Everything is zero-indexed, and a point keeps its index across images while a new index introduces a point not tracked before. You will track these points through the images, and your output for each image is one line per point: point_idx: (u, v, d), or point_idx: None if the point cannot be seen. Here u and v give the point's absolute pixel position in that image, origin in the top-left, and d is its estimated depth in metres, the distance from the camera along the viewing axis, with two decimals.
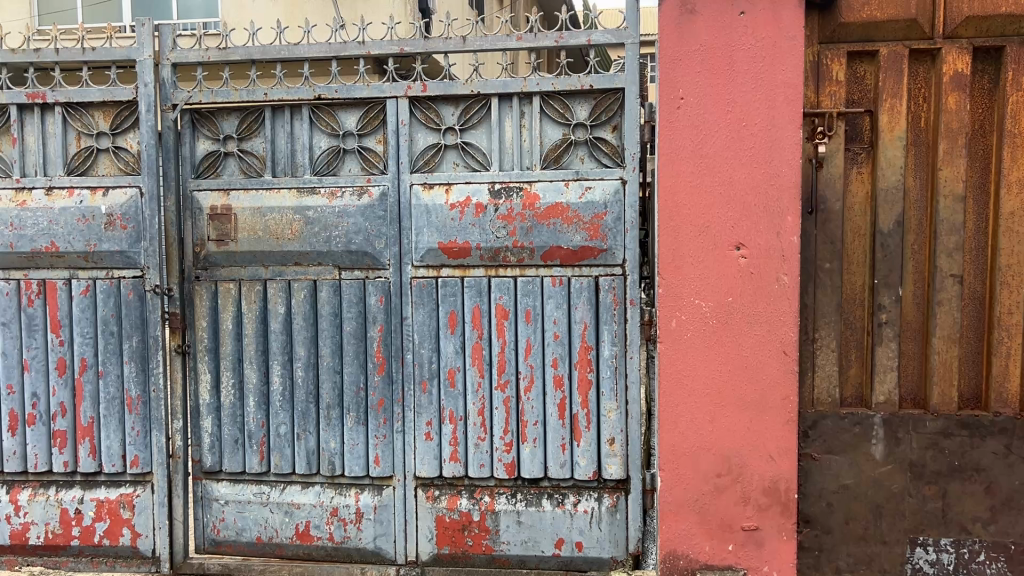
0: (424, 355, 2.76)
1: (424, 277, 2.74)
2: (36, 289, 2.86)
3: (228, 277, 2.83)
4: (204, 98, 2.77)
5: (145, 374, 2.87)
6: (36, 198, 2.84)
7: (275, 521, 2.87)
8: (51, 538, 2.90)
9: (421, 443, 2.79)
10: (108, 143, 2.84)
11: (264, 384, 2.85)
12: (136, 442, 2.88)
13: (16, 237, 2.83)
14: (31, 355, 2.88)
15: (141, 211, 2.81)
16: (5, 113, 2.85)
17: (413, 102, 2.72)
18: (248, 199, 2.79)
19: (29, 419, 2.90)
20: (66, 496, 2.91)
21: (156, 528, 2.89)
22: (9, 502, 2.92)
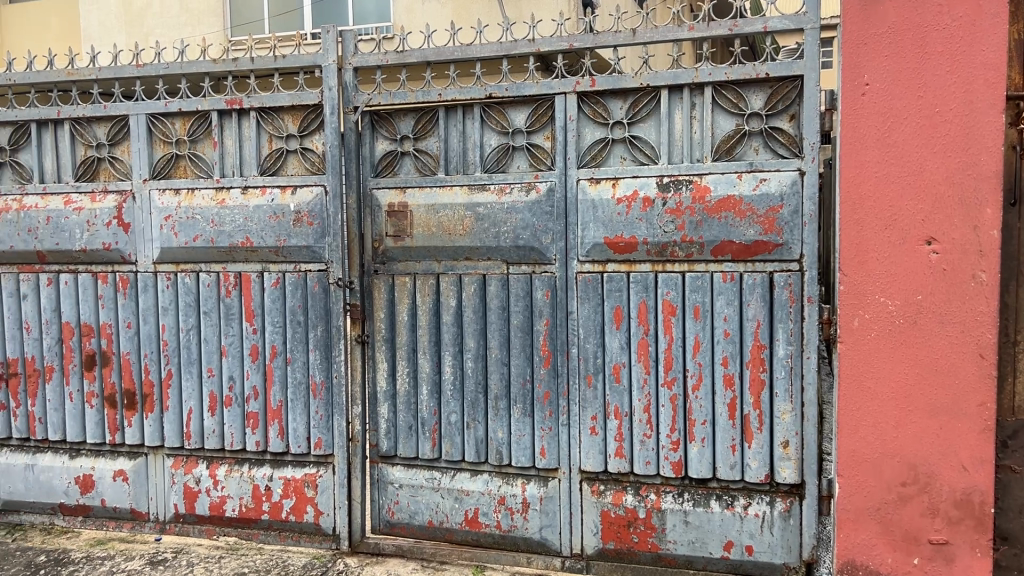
0: (590, 349, 2.77)
1: (590, 272, 2.75)
2: (233, 280, 3.10)
3: (404, 271, 2.95)
4: (383, 99, 2.90)
5: (328, 362, 3.05)
6: (234, 197, 3.07)
7: (445, 507, 2.97)
8: (245, 511, 3.15)
9: (586, 437, 2.80)
10: (296, 144, 3.03)
11: (436, 374, 2.95)
12: (320, 425, 3.06)
13: (216, 233, 3.08)
14: (229, 342, 3.13)
15: (326, 208, 2.98)
16: (208, 119, 3.11)
17: (582, 97, 2.72)
18: (423, 196, 2.89)
19: (226, 401, 3.15)
20: (258, 473, 3.14)
21: (337, 507, 3.07)
22: (209, 476, 3.19)
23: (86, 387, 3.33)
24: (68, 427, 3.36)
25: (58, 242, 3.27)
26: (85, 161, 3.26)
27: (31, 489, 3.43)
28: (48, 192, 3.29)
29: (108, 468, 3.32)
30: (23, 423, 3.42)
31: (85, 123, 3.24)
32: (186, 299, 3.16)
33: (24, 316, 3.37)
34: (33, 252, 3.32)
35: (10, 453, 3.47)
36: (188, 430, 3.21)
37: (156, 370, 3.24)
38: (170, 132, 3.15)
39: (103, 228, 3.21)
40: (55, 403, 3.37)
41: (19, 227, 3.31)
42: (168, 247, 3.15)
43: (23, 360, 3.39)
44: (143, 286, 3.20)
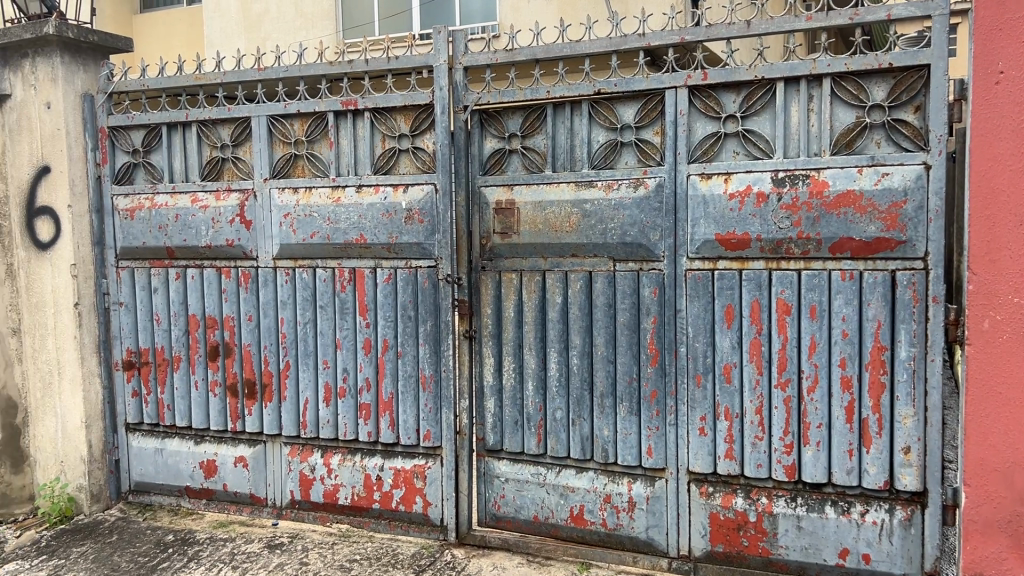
0: (699, 348, 2.73)
1: (700, 269, 2.70)
2: (348, 276, 3.20)
3: (511, 268, 2.98)
4: (492, 98, 2.93)
5: (437, 356, 3.11)
6: (349, 195, 3.17)
7: (551, 503, 2.98)
8: (357, 499, 3.25)
9: (695, 438, 2.76)
10: (408, 143, 3.10)
11: (542, 370, 2.97)
12: (429, 417, 3.13)
13: (332, 231, 3.19)
14: (343, 335, 3.23)
15: (436, 206, 3.03)
16: (324, 120, 3.21)
17: (693, 91, 2.68)
18: (530, 193, 2.90)
19: (340, 392, 3.26)
20: (369, 463, 3.23)
21: (445, 499, 3.12)
22: (323, 465, 3.31)
23: (210, 376, 3.50)
24: (194, 414, 3.55)
25: (186, 239, 3.45)
26: (210, 161, 3.43)
27: (160, 472, 3.64)
28: (177, 192, 3.48)
29: (230, 454, 3.49)
30: (153, 409, 3.63)
31: (210, 125, 3.41)
32: (304, 294, 3.28)
33: (155, 309, 3.58)
34: (163, 248, 3.52)
35: (141, 437, 3.69)
36: (304, 419, 3.33)
37: (275, 361, 3.37)
38: (289, 132, 3.27)
39: (227, 225, 3.37)
40: (182, 391, 3.56)
41: (151, 224, 3.52)
42: (287, 244, 3.28)
43: (154, 350, 3.60)
44: (264, 280, 3.35)
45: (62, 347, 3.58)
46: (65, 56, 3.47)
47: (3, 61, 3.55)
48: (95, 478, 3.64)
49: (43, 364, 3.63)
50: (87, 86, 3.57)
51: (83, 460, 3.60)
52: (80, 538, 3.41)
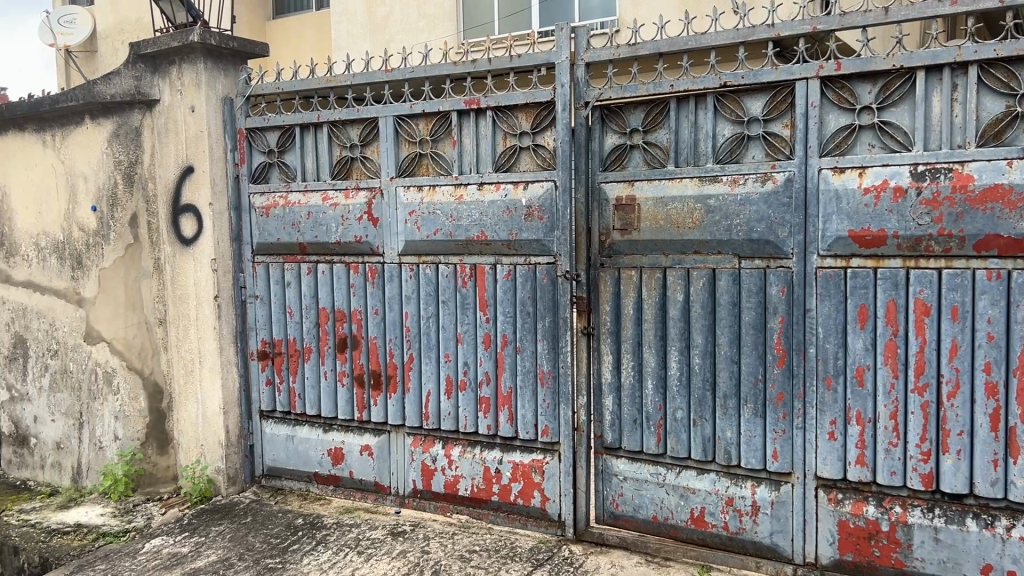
0: (830, 350, 2.63)
1: (832, 267, 2.60)
2: (469, 272, 3.26)
3: (631, 264, 2.95)
4: (614, 94, 2.91)
5: (555, 352, 3.12)
6: (471, 192, 3.22)
7: (671, 503, 2.94)
8: (476, 491, 3.31)
9: (824, 442, 2.67)
10: (529, 141, 3.11)
11: (662, 369, 2.93)
12: (547, 413, 3.14)
13: (454, 228, 3.25)
14: (464, 329, 3.29)
15: (556, 202, 3.04)
16: (448, 119, 3.27)
17: (826, 82, 2.58)
18: (652, 189, 2.87)
19: (461, 385, 3.32)
20: (488, 456, 3.28)
21: (563, 494, 3.13)
22: (444, 456, 3.38)
23: (338, 367, 3.63)
24: (323, 403, 3.70)
25: (317, 235, 3.60)
26: (340, 160, 3.56)
27: (290, 457, 3.81)
28: (309, 190, 3.63)
29: (356, 443, 3.62)
30: (285, 397, 3.81)
31: (340, 125, 3.53)
32: (427, 289, 3.36)
33: (287, 301, 3.74)
34: (295, 244, 3.67)
35: (274, 424, 3.87)
36: (426, 411, 3.42)
37: (399, 354, 3.47)
38: (415, 132, 3.35)
39: (355, 223, 3.50)
40: (312, 380, 3.72)
41: (285, 221, 3.68)
42: (411, 240, 3.36)
43: (286, 341, 3.77)
44: (389, 276, 3.45)
45: (203, 338, 3.80)
46: (208, 62, 3.68)
47: (153, 68, 3.80)
48: (232, 462, 3.85)
49: (186, 353, 3.86)
50: (228, 90, 3.77)
51: (221, 444, 3.81)
52: (218, 518, 3.61)
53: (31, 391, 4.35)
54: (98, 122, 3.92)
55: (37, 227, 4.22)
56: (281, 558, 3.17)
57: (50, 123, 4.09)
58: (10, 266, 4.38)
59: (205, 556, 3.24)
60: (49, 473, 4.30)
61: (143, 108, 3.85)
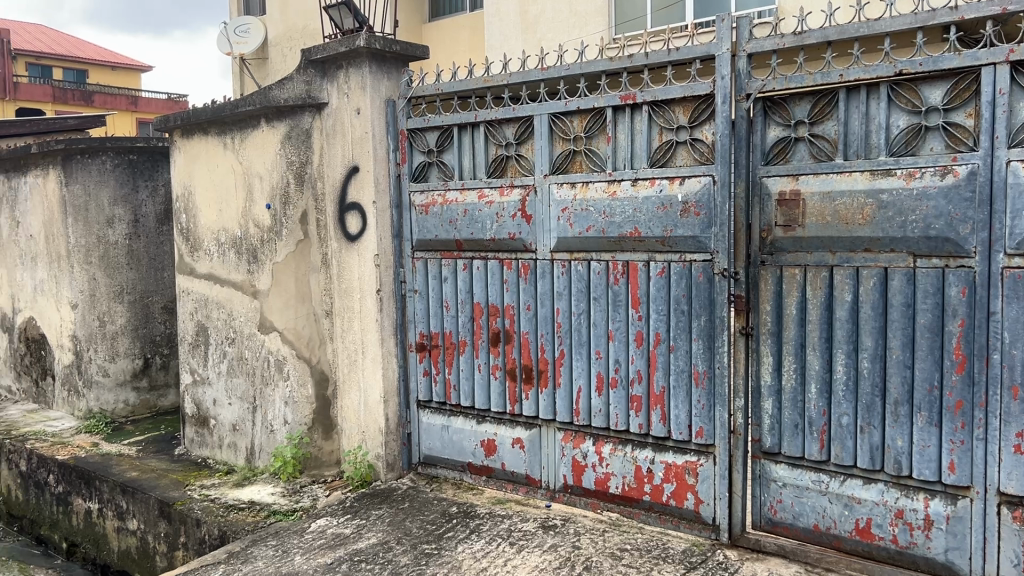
0: (1017, 357, 2.44)
1: (1021, 267, 2.41)
2: (622, 269, 3.24)
3: (793, 263, 2.84)
4: (778, 85, 2.81)
5: (712, 352, 3.04)
6: (625, 188, 3.20)
7: (834, 512, 2.81)
8: (628, 489, 3.29)
9: (1008, 457, 2.47)
10: (686, 135, 3.06)
11: (826, 372, 2.81)
12: (702, 414, 3.08)
13: (607, 224, 3.24)
14: (616, 327, 3.28)
15: (713, 198, 2.97)
16: (603, 116, 3.26)
17: (1016, 68, 2.39)
18: (818, 183, 2.76)
19: (613, 382, 3.31)
20: (640, 455, 3.26)
21: (717, 498, 3.06)
22: (595, 453, 3.39)
23: (492, 360, 3.71)
24: (477, 395, 3.78)
25: (473, 232, 3.69)
26: (496, 158, 3.62)
27: (445, 447, 3.93)
28: (466, 188, 3.71)
29: (508, 435, 3.68)
30: (441, 388, 3.92)
31: (497, 124, 3.60)
32: (579, 286, 3.37)
33: (444, 296, 3.85)
34: (452, 240, 3.78)
35: (430, 414, 4.00)
36: (578, 407, 3.43)
37: (551, 349, 3.50)
38: (569, 129, 3.36)
39: (509, 220, 3.55)
40: (467, 373, 3.81)
41: (442, 218, 3.79)
42: (564, 237, 3.38)
43: (443, 334, 3.89)
44: (542, 272, 3.48)
45: (366, 330, 3.97)
46: (373, 65, 3.84)
47: (322, 72, 4.01)
48: (391, 449, 4.01)
49: (349, 343, 4.05)
50: (390, 93, 3.92)
51: (381, 431, 3.98)
52: (378, 502, 3.77)
53: (212, 375, 4.69)
54: (273, 125, 4.17)
55: (218, 224, 4.55)
56: (437, 544, 3.27)
57: (231, 127, 4.40)
58: (194, 259, 4.74)
59: (366, 538, 3.39)
60: (226, 453, 4.64)
61: (313, 111, 4.07)
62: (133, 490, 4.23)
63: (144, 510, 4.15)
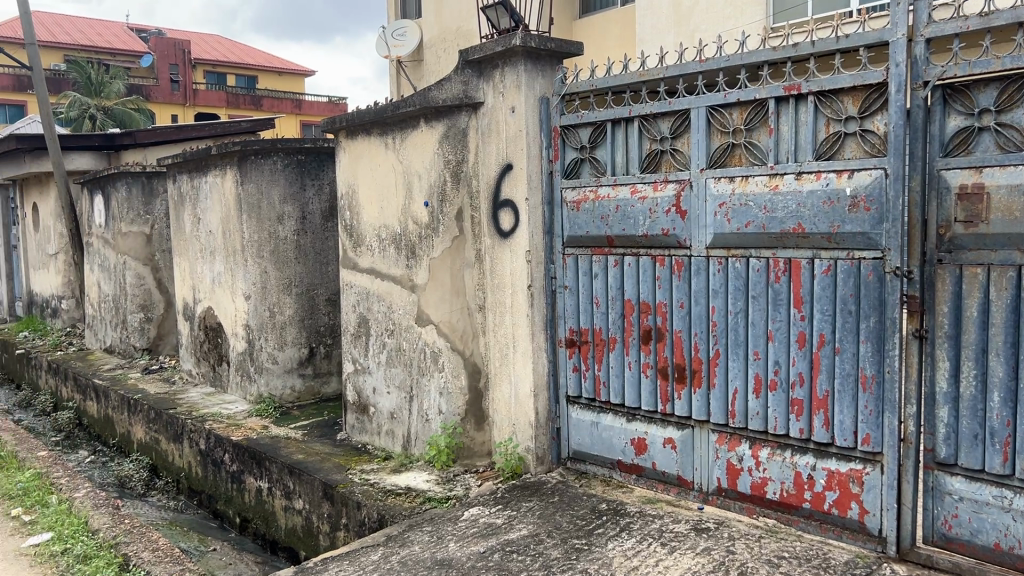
0: None
1: None
2: (783, 266, 3.13)
3: (975, 261, 2.65)
4: (960, 71, 2.62)
5: (881, 355, 2.89)
6: (788, 182, 3.08)
7: (1018, 531, 2.61)
8: (786, 496, 3.18)
9: None
10: (856, 126, 2.91)
11: (1012, 380, 2.61)
12: (870, 420, 2.93)
13: (768, 220, 3.14)
14: (776, 327, 3.17)
15: (885, 192, 2.81)
16: (765, 107, 3.16)
17: None
18: (1005, 175, 2.56)
19: (772, 384, 3.20)
20: (800, 461, 3.14)
21: (884, 509, 2.90)
22: (752, 457, 3.30)
23: (643, 358, 3.67)
24: (627, 393, 3.75)
25: (625, 228, 3.66)
26: (650, 153, 3.58)
27: (595, 444, 3.92)
28: (618, 184, 3.69)
29: (659, 434, 3.64)
30: (591, 385, 3.91)
31: (651, 119, 3.56)
32: (736, 283, 3.28)
33: (595, 292, 3.85)
34: (604, 236, 3.77)
35: (580, 410, 4.00)
36: (733, 409, 3.34)
37: (705, 348, 3.42)
38: (728, 121, 3.28)
39: (663, 215, 3.50)
40: (617, 370, 3.78)
41: (594, 214, 3.78)
42: (721, 233, 3.30)
43: (593, 331, 3.88)
44: (697, 269, 3.41)
45: (517, 324, 4.03)
46: (528, 64, 3.88)
47: (478, 72, 4.09)
48: (541, 443, 4.05)
49: (501, 338, 4.12)
50: (545, 90, 3.95)
51: (531, 425, 4.03)
52: (528, 494, 3.82)
53: (371, 365, 4.90)
54: (431, 125, 4.30)
55: (380, 221, 4.74)
56: (587, 539, 3.28)
57: (392, 127, 4.57)
58: (357, 254, 4.96)
59: (517, 529, 3.45)
60: (384, 439, 4.83)
61: (469, 110, 4.16)
62: (299, 471, 4.49)
63: (309, 491, 4.39)
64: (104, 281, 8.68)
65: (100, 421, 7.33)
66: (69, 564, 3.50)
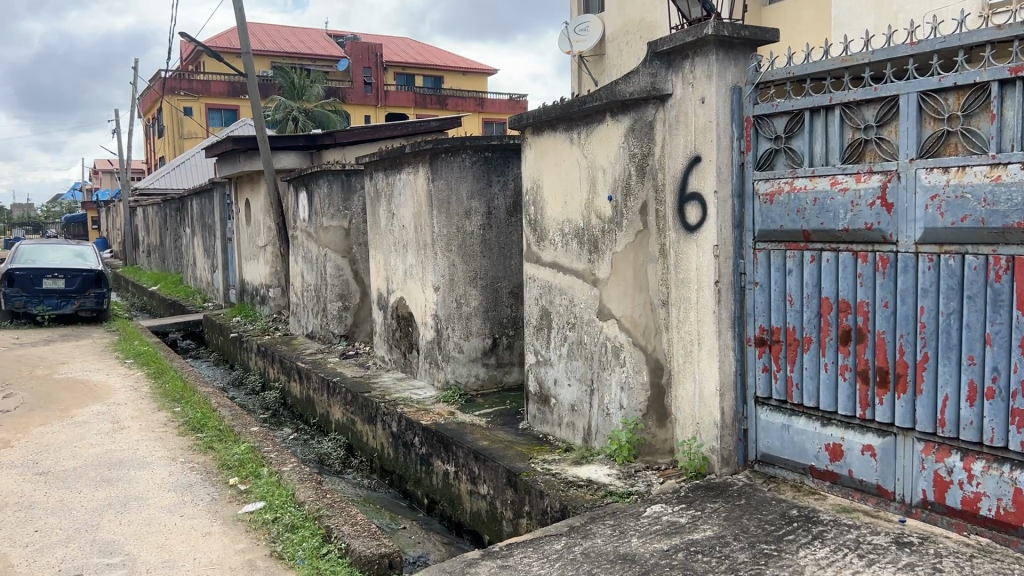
0: None
1: None
2: (1005, 264, 2.88)
3: None
4: None
5: None
6: (1012, 172, 2.83)
7: None
8: (1004, 514, 2.93)
9: None
10: None
11: None
12: None
13: (988, 213, 2.89)
14: (995, 330, 2.92)
15: None
16: (987, 91, 2.92)
17: None
18: None
19: (988, 393, 2.95)
20: (1021, 477, 2.88)
21: None
22: (963, 469, 3.06)
23: (841, 360, 3.48)
24: (822, 395, 3.58)
25: (824, 222, 3.49)
26: (853, 143, 3.40)
27: (785, 447, 3.77)
28: (816, 175, 3.53)
29: (857, 441, 3.45)
30: (782, 386, 3.76)
31: (855, 107, 3.38)
32: (950, 282, 3.04)
33: (788, 290, 3.70)
34: (800, 231, 3.61)
35: (769, 412, 3.86)
36: (943, 418, 3.11)
37: (912, 351, 3.20)
38: (943, 107, 3.06)
39: (867, 208, 3.31)
40: (811, 371, 3.62)
41: (789, 208, 3.64)
42: (932, 227, 3.07)
43: (785, 330, 3.73)
44: (904, 266, 3.19)
45: (703, 321, 3.93)
46: (720, 53, 3.77)
47: (667, 64, 4.02)
48: (726, 443, 3.94)
49: (686, 334, 4.04)
50: (737, 80, 3.83)
51: (716, 424, 3.93)
52: (713, 495, 3.73)
53: (554, 357, 4.96)
54: (617, 119, 4.29)
55: (563, 215, 4.77)
56: (777, 545, 3.16)
57: (577, 123, 4.59)
58: (541, 249, 5.03)
59: (702, 530, 3.38)
60: (565, 431, 4.87)
61: (657, 102, 4.11)
62: (485, 457, 4.62)
63: (493, 477, 4.52)
64: (307, 272, 9.31)
65: (303, 401, 7.89)
66: (280, 533, 3.82)
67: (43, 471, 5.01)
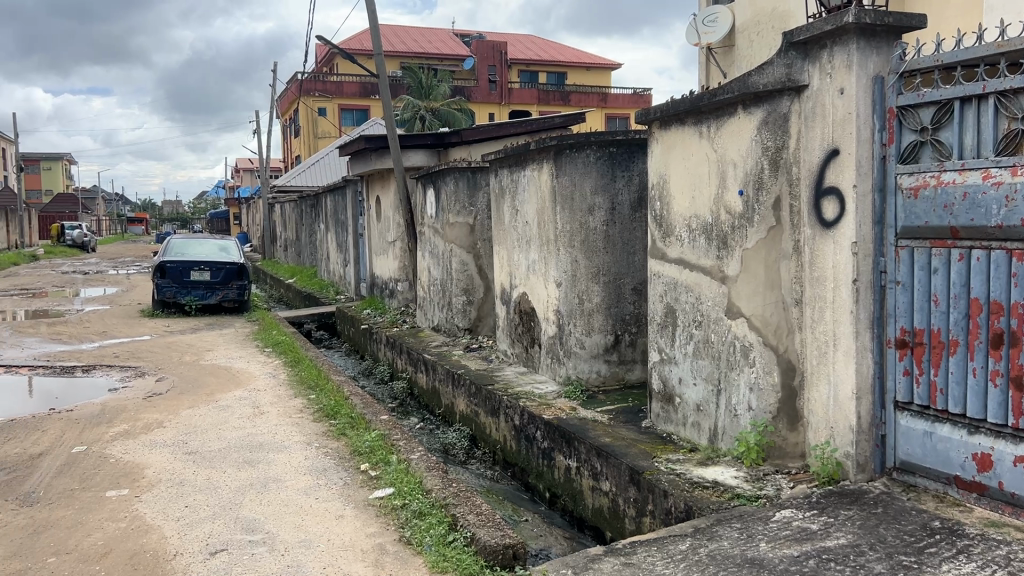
0: None
1: None
2: None
3: None
4: None
5: None
6: None
7: None
8: None
9: None
10: None
11: None
12: None
13: None
14: None
15: None
16: None
17: None
18: None
19: None
20: None
21: None
22: None
23: (992, 365, 3.27)
24: (970, 402, 3.38)
25: (974, 218, 3.30)
26: (1009, 134, 3.19)
27: (928, 455, 3.57)
28: (967, 168, 3.33)
29: (1009, 451, 3.23)
30: (925, 391, 3.57)
31: (1012, 95, 3.18)
32: None
33: (933, 289, 3.50)
34: (947, 227, 3.42)
35: (910, 417, 3.66)
36: None
37: None
38: None
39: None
40: (958, 376, 3.41)
41: (936, 203, 3.44)
42: None
43: (929, 332, 3.54)
44: None
45: (839, 321, 3.78)
46: (861, 41, 3.61)
47: (804, 54, 3.89)
48: (862, 449, 3.77)
49: (820, 334, 3.89)
50: (880, 69, 3.66)
51: (852, 429, 3.77)
52: (847, 502, 3.58)
53: (679, 355, 4.88)
54: (749, 111, 4.17)
55: (691, 210, 4.69)
56: (917, 557, 3.01)
57: (707, 116, 4.50)
58: (666, 245, 4.96)
59: (835, 537, 3.26)
60: (689, 431, 4.80)
61: (792, 94, 3.99)
62: (608, 454, 4.61)
63: (616, 475, 4.50)
64: (433, 267, 9.53)
65: (429, 392, 8.08)
66: (408, 519, 3.94)
67: (191, 451, 5.36)
